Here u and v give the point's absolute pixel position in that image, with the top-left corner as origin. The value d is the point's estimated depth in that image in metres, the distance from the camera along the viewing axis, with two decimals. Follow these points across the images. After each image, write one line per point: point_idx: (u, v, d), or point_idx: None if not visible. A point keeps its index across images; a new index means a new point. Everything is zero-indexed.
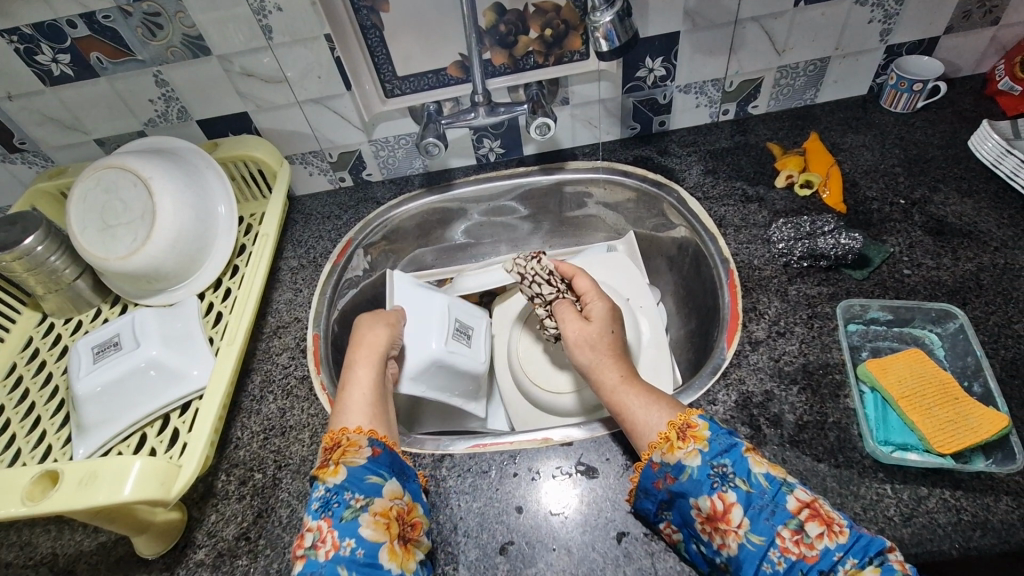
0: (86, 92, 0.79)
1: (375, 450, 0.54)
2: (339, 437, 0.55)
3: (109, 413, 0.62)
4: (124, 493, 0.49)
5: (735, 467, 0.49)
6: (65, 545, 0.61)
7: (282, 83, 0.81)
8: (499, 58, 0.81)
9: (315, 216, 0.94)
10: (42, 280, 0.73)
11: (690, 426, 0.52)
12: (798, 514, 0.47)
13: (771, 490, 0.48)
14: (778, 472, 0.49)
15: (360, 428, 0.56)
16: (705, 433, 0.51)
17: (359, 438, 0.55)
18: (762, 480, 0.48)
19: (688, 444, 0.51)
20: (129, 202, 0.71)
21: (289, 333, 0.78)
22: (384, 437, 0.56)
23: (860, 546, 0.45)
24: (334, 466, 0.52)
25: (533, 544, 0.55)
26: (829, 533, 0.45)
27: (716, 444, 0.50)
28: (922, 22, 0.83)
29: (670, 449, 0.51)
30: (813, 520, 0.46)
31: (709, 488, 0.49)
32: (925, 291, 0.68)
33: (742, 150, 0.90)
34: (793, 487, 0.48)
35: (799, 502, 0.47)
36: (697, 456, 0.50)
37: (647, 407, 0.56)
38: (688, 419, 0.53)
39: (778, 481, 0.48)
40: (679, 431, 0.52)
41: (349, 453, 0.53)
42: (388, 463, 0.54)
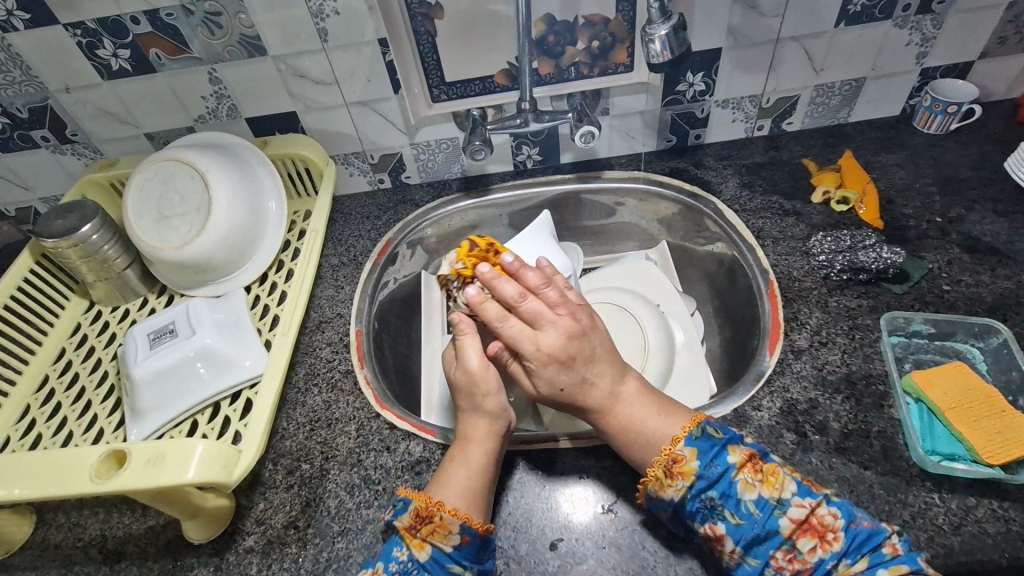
0: (141, 87, 0.80)
1: (464, 538, 0.52)
2: (433, 510, 0.52)
3: (164, 398, 0.64)
4: (189, 474, 0.51)
5: (722, 500, 0.50)
6: (115, 527, 0.62)
7: (332, 84, 0.82)
8: (545, 68, 0.83)
9: (354, 215, 0.95)
10: (94, 268, 0.75)
11: (676, 462, 0.52)
12: (790, 534, 0.49)
13: (762, 517, 0.49)
14: (770, 494, 0.50)
15: (456, 509, 0.52)
16: (692, 467, 0.51)
17: (452, 522, 0.51)
18: (751, 508, 0.50)
19: (677, 482, 0.52)
20: (185, 194, 0.73)
21: (332, 328, 0.79)
22: (478, 524, 0.52)
23: (856, 545, 0.48)
24: (421, 540, 0.51)
25: (582, 541, 0.56)
26: (822, 544, 0.48)
27: (704, 477, 0.51)
28: (957, 47, 0.84)
29: (661, 485, 0.52)
30: (805, 535, 0.49)
31: (700, 518, 0.51)
32: (965, 306, 0.69)
33: (778, 165, 0.91)
34: (785, 507, 0.49)
35: (792, 523, 0.49)
36: (686, 492, 0.51)
37: (638, 437, 0.55)
38: (673, 453, 0.52)
39: (769, 506, 0.50)
40: (666, 468, 0.52)
41: (439, 534, 0.51)
42: (473, 553, 0.52)
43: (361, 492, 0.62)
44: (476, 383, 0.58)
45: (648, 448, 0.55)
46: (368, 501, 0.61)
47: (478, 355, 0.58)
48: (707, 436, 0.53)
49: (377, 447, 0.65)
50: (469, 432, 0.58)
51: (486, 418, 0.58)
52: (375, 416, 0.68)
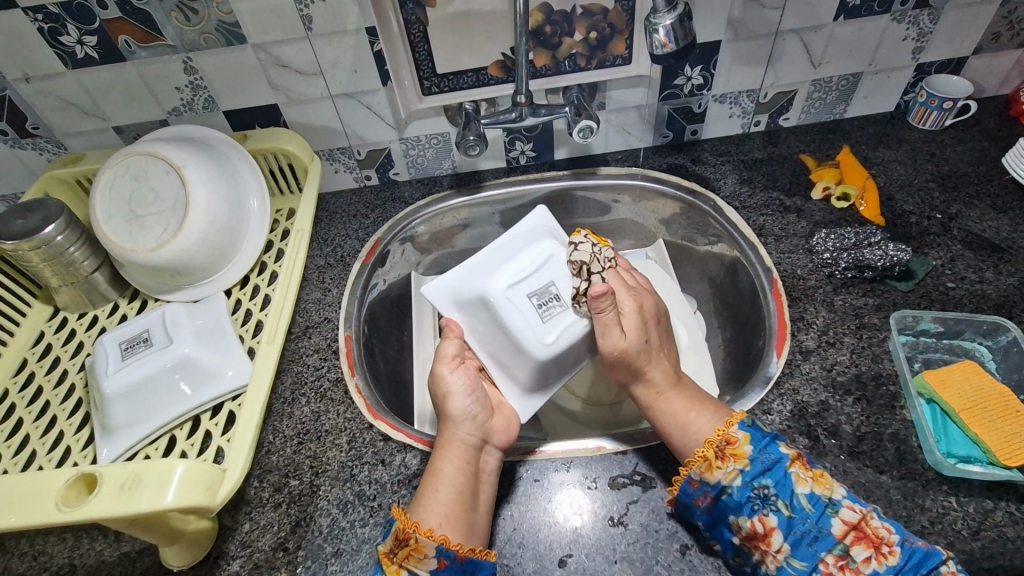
0: (109, 77, 0.74)
1: (441, 563, 0.49)
2: (408, 532, 0.49)
3: (139, 412, 0.59)
4: (168, 499, 0.47)
5: (777, 490, 0.50)
6: (84, 555, 0.57)
7: (316, 76, 0.78)
8: (541, 60, 0.80)
9: (340, 214, 0.90)
10: (58, 272, 0.69)
11: (730, 443, 0.52)
12: (843, 539, 0.48)
13: (815, 514, 0.49)
14: (823, 492, 0.49)
15: (432, 530, 0.50)
16: (746, 450, 0.51)
17: (427, 545, 0.49)
18: (804, 503, 0.49)
19: (729, 465, 0.51)
20: (160, 192, 0.68)
21: (320, 333, 0.74)
22: (456, 546, 0.49)
23: (912, 563, 0.46)
24: (398, 566, 0.49)
25: (592, 556, 0.54)
26: (877, 556, 0.47)
27: (759, 463, 0.51)
28: (953, 42, 0.84)
29: (710, 467, 0.51)
30: (859, 544, 0.48)
31: (748, 510, 0.50)
32: (970, 304, 0.68)
33: (776, 161, 0.89)
34: (837, 508, 0.49)
35: (845, 525, 0.48)
36: (738, 476, 0.51)
37: (683, 424, 0.55)
38: (727, 435, 0.52)
39: (822, 504, 0.49)
40: (717, 450, 0.52)
41: (415, 559, 0.49)
42: None
43: (355, 510, 0.58)
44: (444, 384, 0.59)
45: (677, 432, 0.55)
46: (363, 519, 0.58)
47: (450, 356, 0.61)
48: (759, 425, 0.53)
49: (372, 460, 0.62)
50: (441, 441, 0.56)
51: (460, 424, 0.56)
52: (368, 427, 0.64)
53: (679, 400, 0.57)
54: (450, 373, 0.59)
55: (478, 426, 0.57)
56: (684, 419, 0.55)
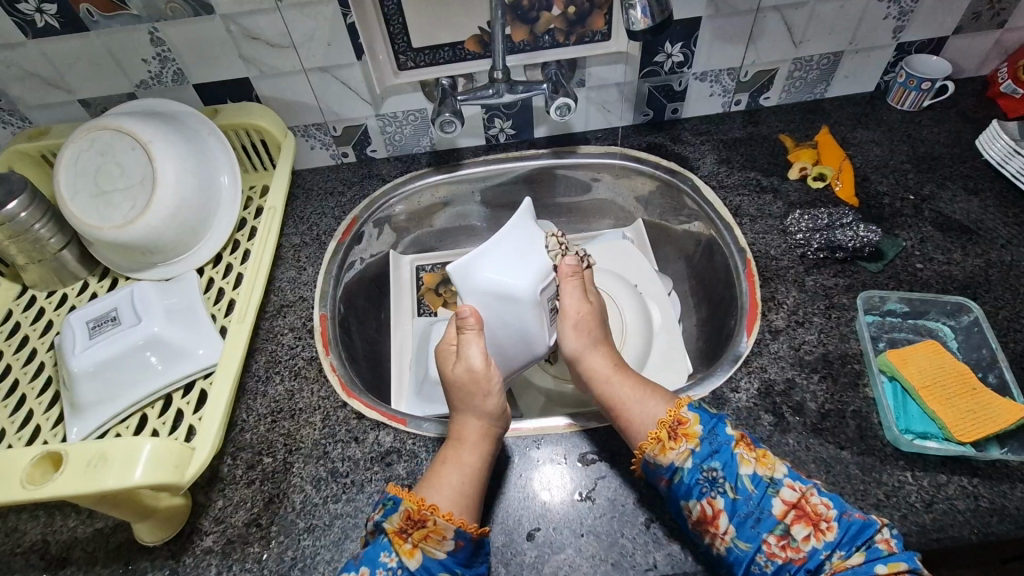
0: (72, 47, 0.72)
1: (457, 544, 0.50)
2: (426, 514, 0.50)
3: (110, 390, 0.59)
4: (136, 476, 0.47)
5: (724, 472, 0.50)
6: (57, 532, 0.58)
7: (288, 48, 0.75)
8: (519, 35, 0.78)
9: (316, 191, 0.89)
10: (24, 250, 0.68)
11: (681, 424, 0.52)
12: (784, 519, 0.48)
13: (758, 494, 0.49)
14: (765, 472, 0.50)
15: (451, 514, 0.50)
16: (696, 430, 0.52)
17: (446, 527, 0.49)
18: (748, 484, 0.49)
19: (681, 444, 0.51)
20: (127, 168, 0.66)
21: (294, 312, 0.74)
22: (473, 528, 0.51)
23: (849, 537, 0.47)
24: (412, 547, 0.49)
25: (560, 530, 0.55)
26: (815, 533, 0.47)
27: (707, 445, 0.51)
28: (934, 22, 0.83)
29: (663, 450, 0.52)
30: (800, 523, 0.48)
31: (698, 493, 0.50)
32: (937, 284, 0.69)
33: (756, 140, 0.89)
34: (778, 487, 0.49)
35: (785, 505, 0.48)
36: (688, 458, 0.51)
37: (631, 411, 0.55)
38: (678, 415, 0.53)
39: (764, 484, 0.49)
40: (669, 431, 0.52)
41: (431, 540, 0.49)
42: (464, 558, 0.50)
43: (328, 486, 0.59)
44: (476, 382, 0.56)
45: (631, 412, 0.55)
46: (336, 495, 0.58)
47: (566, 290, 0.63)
48: (705, 408, 0.54)
49: (345, 438, 0.62)
50: (463, 433, 0.56)
51: (479, 418, 0.56)
52: (342, 405, 0.65)
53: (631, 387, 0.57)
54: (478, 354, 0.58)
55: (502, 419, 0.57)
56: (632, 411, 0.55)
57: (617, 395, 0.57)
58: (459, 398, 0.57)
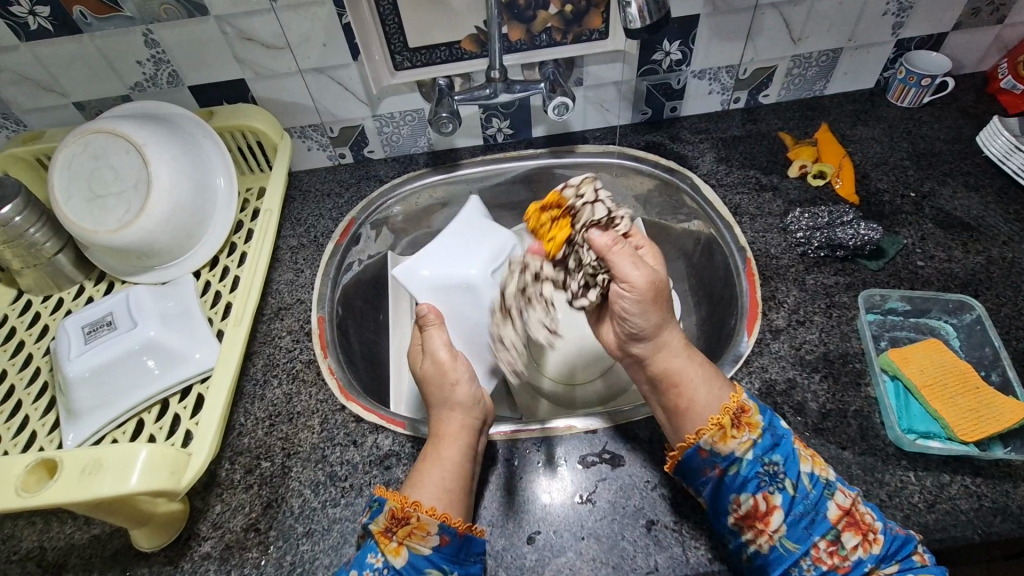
0: (66, 50, 0.71)
1: (442, 539, 0.49)
2: (408, 511, 0.49)
3: (105, 395, 0.59)
4: (130, 483, 0.47)
5: (784, 468, 0.49)
6: (53, 538, 0.57)
7: (283, 49, 0.75)
8: (516, 34, 0.78)
9: (313, 193, 0.88)
10: (19, 254, 0.67)
11: (744, 412, 0.51)
12: (837, 523, 0.47)
13: (815, 495, 0.48)
14: (821, 473, 0.49)
15: (434, 509, 0.50)
16: (758, 421, 0.51)
17: (430, 522, 0.49)
18: (807, 483, 0.48)
19: (743, 435, 0.50)
20: (121, 171, 0.66)
21: (292, 315, 0.73)
22: (457, 523, 0.50)
23: (893, 550, 0.47)
24: (397, 544, 0.48)
25: (560, 533, 0.55)
26: (864, 543, 0.47)
27: (768, 438, 0.50)
28: (934, 17, 0.83)
29: (723, 438, 0.50)
30: (850, 531, 0.47)
31: (754, 486, 0.49)
32: (938, 282, 0.69)
33: (755, 138, 0.88)
34: (833, 491, 0.49)
35: (840, 509, 0.48)
36: (750, 448, 0.50)
37: (693, 399, 0.52)
38: (742, 403, 0.51)
39: (821, 486, 0.49)
40: (733, 418, 0.51)
41: (416, 537, 0.49)
42: (452, 553, 0.50)
43: (326, 490, 0.59)
44: (444, 373, 0.59)
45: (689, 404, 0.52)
46: (334, 499, 0.58)
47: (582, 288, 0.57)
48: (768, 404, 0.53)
49: (344, 441, 0.62)
50: (443, 428, 0.56)
51: (460, 411, 0.57)
52: (340, 408, 0.64)
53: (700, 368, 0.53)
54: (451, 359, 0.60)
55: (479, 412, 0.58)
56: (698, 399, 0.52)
57: (685, 372, 0.53)
58: (438, 396, 0.59)
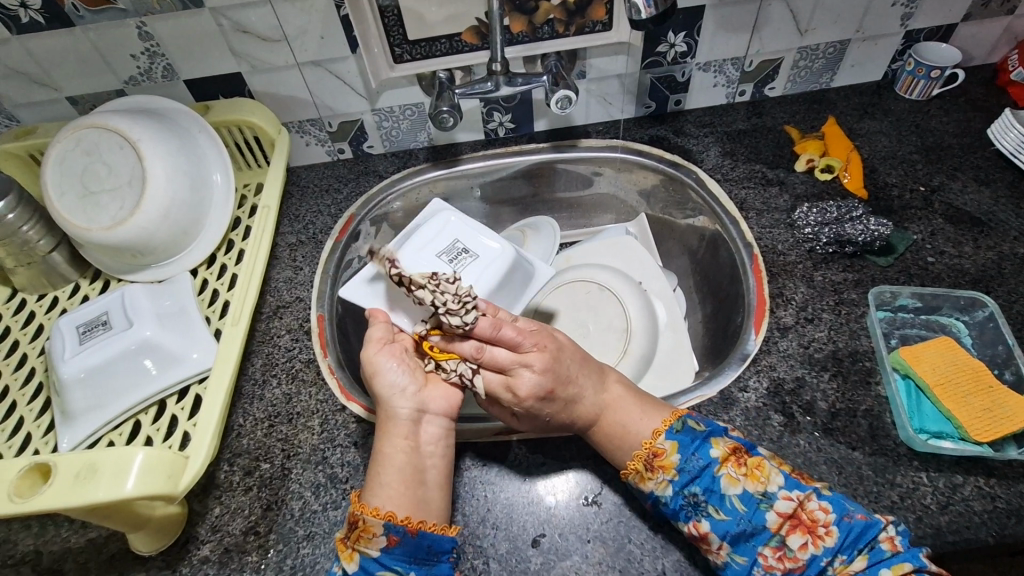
0: (57, 43, 0.70)
1: (390, 540, 0.48)
2: (356, 515, 0.48)
3: (101, 396, 0.58)
4: (127, 488, 0.46)
5: (706, 496, 0.50)
6: (50, 542, 0.56)
7: (280, 42, 0.73)
8: (517, 26, 0.76)
9: (312, 188, 0.87)
10: (12, 252, 0.66)
11: (657, 455, 0.52)
12: (779, 531, 0.48)
13: (748, 512, 0.49)
14: (756, 488, 0.49)
15: (379, 509, 0.48)
16: (673, 460, 0.51)
17: (374, 524, 0.48)
18: (736, 503, 0.49)
19: (658, 476, 0.51)
20: (115, 168, 0.64)
21: (291, 313, 0.72)
22: (404, 521, 0.48)
23: (851, 540, 0.47)
24: (351, 551, 0.48)
25: (566, 535, 0.54)
26: (813, 539, 0.48)
27: (686, 472, 0.51)
28: (944, 8, 0.81)
29: (641, 479, 0.52)
30: (796, 532, 0.48)
31: (683, 517, 0.50)
32: (949, 279, 0.68)
33: (761, 132, 0.87)
34: (772, 501, 0.49)
35: (780, 518, 0.48)
36: (668, 486, 0.51)
37: (623, 437, 0.54)
38: (654, 447, 0.52)
39: (755, 500, 0.49)
40: (646, 463, 0.52)
41: (364, 540, 0.48)
42: (406, 553, 0.48)
43: (327, 492, 0.57)
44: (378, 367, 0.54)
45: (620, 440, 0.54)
46: (335, 501, 0.57)
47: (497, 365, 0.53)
48: (689, 430, 0.53)
49: (344, 443, 0.61)
50: (383, 420, 0.53)
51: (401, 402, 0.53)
52: (340, 409, 0.63)
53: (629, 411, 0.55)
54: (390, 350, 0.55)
55: (411, 398, 0.53)
56: (629, 429, 0.54)
57: (621, 425, 0.54)
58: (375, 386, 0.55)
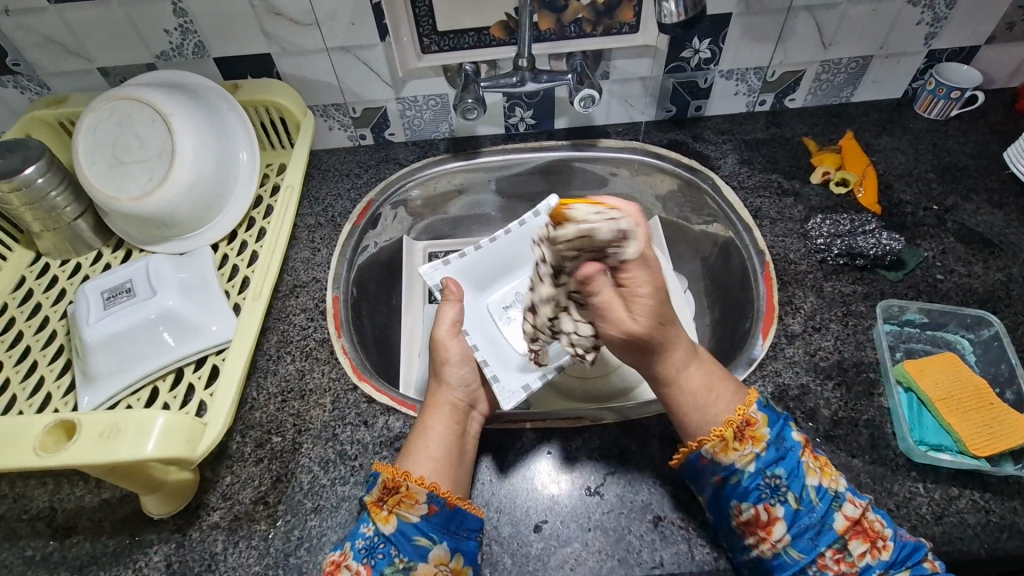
0: (94, 15, 0.71)
1: (431, 508, 0.51)
2: (399, 481, 0.51)
3: (122, 361, 0.59)
4: (148, 448, 0.47)
5: (788, 481, 0.49)
6: (65, 500, 0.58)
7: (311, 26, 0.74)
8: (545, 23, 0.77)
9: (332, 172, 0.88)
10: (40, 217, 0.67)
11: (749, 425, 0.51)
12: (844, 533, 0.48)
13: (821, 508, 0.49)
14: (830, 484, 0.50)
15: (423, 478, 0.51)
16: (763, 434, 0.51)
17: (418, 491, 0.51)
18: (813, 495, 0.49)
19: (745, 447, 0.50)
20: (146, 139, 0.66)
21: (307, 293, 0.74)
22: (444, 493, 0.51)
23: (902, 557, 0.47)
24: (388, 513, 0.50)
25: (568, 523, 0.55)
26: (873, 550, 0.48)
27: (774, 451, 0.50)
28: (968, 30, 0.82)
29: (725, 449, 0.50)
30: (857, 539, 0.48)
31: (755, 497, 0.49)
32: (957, 297, 0.69)
33: (779, 142, 0.87)
34: (841, 502, 0.49)
35: (847, 520, 0.48)
36: (752, 461, 0.50)
37: (703, 407, 0.52)
38: (748, 415, 0.51)
39: (829, 497, 0.49)
40: (737, 431, 0.51)
41: (405, 505, 0.50)
42: (441, 525, 0.51)
43: (336, 468, 0.59)
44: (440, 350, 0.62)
45: (697, 411, 0.52)
46: (343, 477, 0.58)
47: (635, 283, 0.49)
48: (773, 409, 0.53)
49: (355, 421, 0.62)
50: (433, 399, 0.59)
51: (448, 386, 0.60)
52: (352, 388, 0.65)
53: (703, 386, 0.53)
54: (451, 339, 0.63)
55: (467, 390, 0.60)
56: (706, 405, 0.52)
57: (688, 386, 0.53)
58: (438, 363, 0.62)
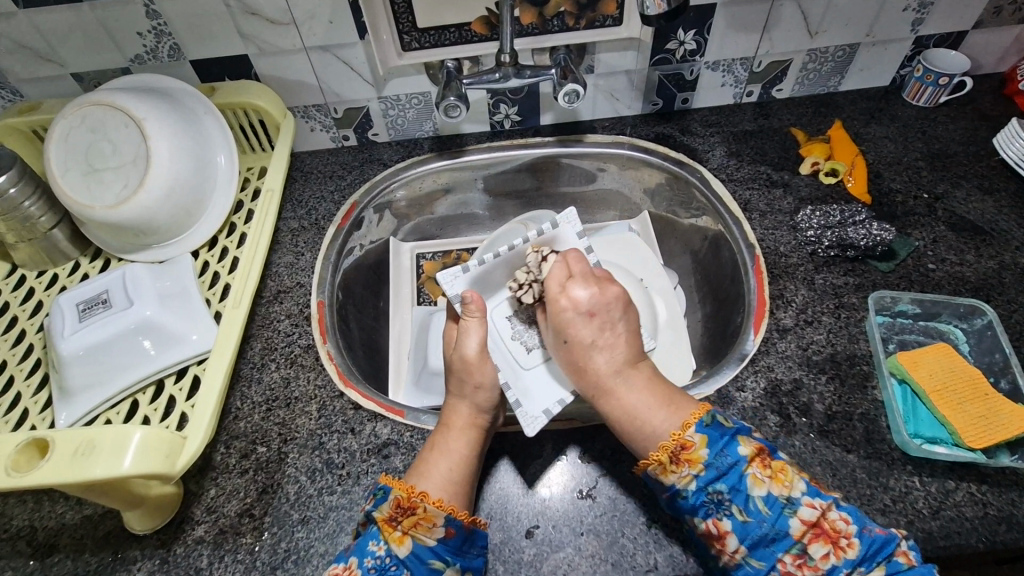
0: (64, 19, 0.69)
1: (448, 531, 0.49)
2: (415, 501, 0.49)
3: (100, 374, 0.58)
4: (124, 465, 0.46)
5: (731, 495, 0.47)
6: (45, 518, 0.56)
7: (288, 25, 0.72)
8: (527, 17, 0.76)
9: (315, 174, 0.87)
10: (13, 228, 0.66)
11: (685, 448, 0.48)
12: (801, 539, 0.46)
13: (771, 517, 0.47)
14: (780, 492, 0.47)
15: (441, 501, 0.50)
16: (701, 455, 0.48)
17: (436, 514, 0.49)
18: (760, 505, 0.47)
19: (683, 469, 0.48)
20: (120, 146, 0.64)
21: (291, 298, 0.72)
22: (462, 516, 0.50)
23: (871, 553, 0.46)
24: (402, 534, 0.48)
25: (560, 527, 0.54)
26: (835, 551, 0.46)
27: (713, 468, 0.48)
28: (955, 15, 0.81)
29: (664, 471, 0.49)
30: (818, 541, 0.46)
31: (703, 513, 0.48)
32: (949, 286, 0.68)
33: (767, 133, 0.86)
34: (796, 507, 0.47)
35: (803, 525, 0.47)
36: (692, 481, 0.48)
37: (639, 421, 0.51)
38: (683, 440, 0.49)
39: (780, 505, 0.47)
40: (671, 455, 0.49)
41: (421, 527, 0.49)
42: (456, 547, 0.49)
43: (323, 477, 0.58)
44: (470, 373, 0.57)
45: (635, 424, 0.51)
46: (330, 487, 0.57)
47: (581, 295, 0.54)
48: (717, 425, 0.49)
49: (341, 429, 0.61)
50: (452, 419, 0.56)
51: (472, 408, 0.56)
52: (338, 395, 0.63)
53: (648, 394, 0.52)
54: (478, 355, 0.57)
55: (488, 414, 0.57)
56: (648, 417, 0.51)
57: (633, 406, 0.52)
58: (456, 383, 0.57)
